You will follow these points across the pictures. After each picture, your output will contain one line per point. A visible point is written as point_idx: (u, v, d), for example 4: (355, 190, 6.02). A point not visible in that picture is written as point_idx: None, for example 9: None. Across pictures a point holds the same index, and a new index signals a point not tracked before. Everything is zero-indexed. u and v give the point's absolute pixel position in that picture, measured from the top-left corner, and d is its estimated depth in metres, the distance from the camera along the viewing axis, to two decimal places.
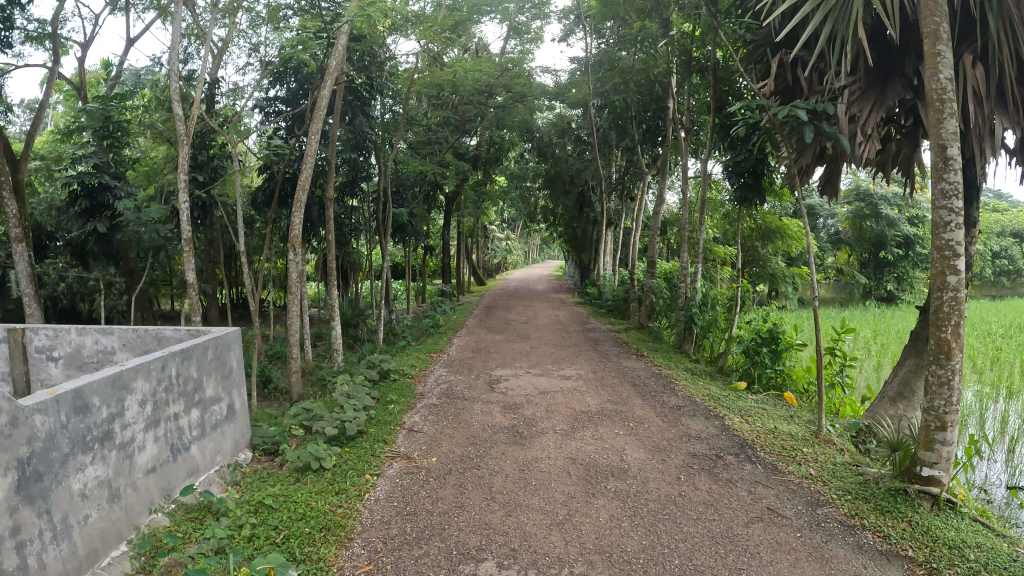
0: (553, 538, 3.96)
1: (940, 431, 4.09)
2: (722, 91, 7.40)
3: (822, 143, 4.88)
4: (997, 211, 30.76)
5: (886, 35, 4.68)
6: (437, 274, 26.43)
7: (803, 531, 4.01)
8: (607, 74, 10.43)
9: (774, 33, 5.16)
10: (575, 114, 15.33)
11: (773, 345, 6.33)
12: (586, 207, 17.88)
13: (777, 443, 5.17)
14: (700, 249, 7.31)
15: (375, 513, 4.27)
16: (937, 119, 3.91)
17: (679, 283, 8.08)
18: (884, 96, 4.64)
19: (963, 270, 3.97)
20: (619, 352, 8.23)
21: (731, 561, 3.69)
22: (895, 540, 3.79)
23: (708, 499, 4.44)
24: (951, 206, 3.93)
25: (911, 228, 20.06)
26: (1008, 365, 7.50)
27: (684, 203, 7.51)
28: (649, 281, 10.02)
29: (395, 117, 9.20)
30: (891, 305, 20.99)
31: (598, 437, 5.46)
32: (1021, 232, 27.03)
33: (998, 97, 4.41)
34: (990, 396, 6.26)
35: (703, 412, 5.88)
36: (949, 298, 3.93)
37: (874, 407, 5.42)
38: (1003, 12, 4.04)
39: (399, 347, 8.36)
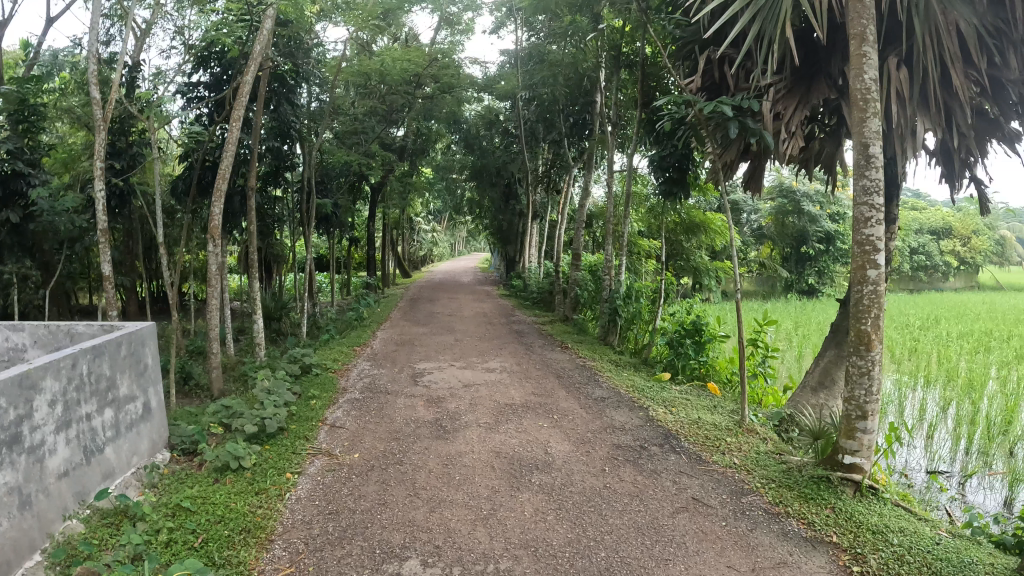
0: (478, 534, 3.94)
1: (862, 420, 4.32)
2: (649, 87, 7.52)
3: (746, 140, 5.02)
4: (915, 209, 32.16)
5: (812, 36, 4.83)
6: (364, 266, 26.09)
7: (729, 519, 4.14)
8: (535, 67, 10.43)
9: (703, 29, 5.24)
10: (504, 105, 14.91)
11: (696, 336, 6.45)
12: (512, 199, 17.89)
13: (700, 434, 5.28)
14: (624, 244, 7.27)
15: (296, 513, 4.15)
16: (862, 118, 4.15)
17: (604, 275, 8.16)
18: (808, 95, 4.80)
19: (882, 265, 4.26)
20: (543, 344, 8.25)
21: (659, 552, 3.75)
22: (819, 527, 3.99)
23: (633, 490, 4.53)
24: (872, 203, 4.23)
25: (831, 225, 20.79)
26: (925, 356, 7.84)
27: (611, 197, 7.50)
28: (574, 273, 10.07)
29: (320, 105, 8.99)
30: (811, 298, 21.73)
31: (524, 430, 5.46)
32: (940, 230, 29.16)
33: (921, 100, 4.53)
34: (908, 384, 6.53)
35: (627, 404, 5.96)
36: (870, 291, 4.22)
37: (796, 396, 5.58)
38: (929, 17, 4.15)
39: (322, 341, 8.18)
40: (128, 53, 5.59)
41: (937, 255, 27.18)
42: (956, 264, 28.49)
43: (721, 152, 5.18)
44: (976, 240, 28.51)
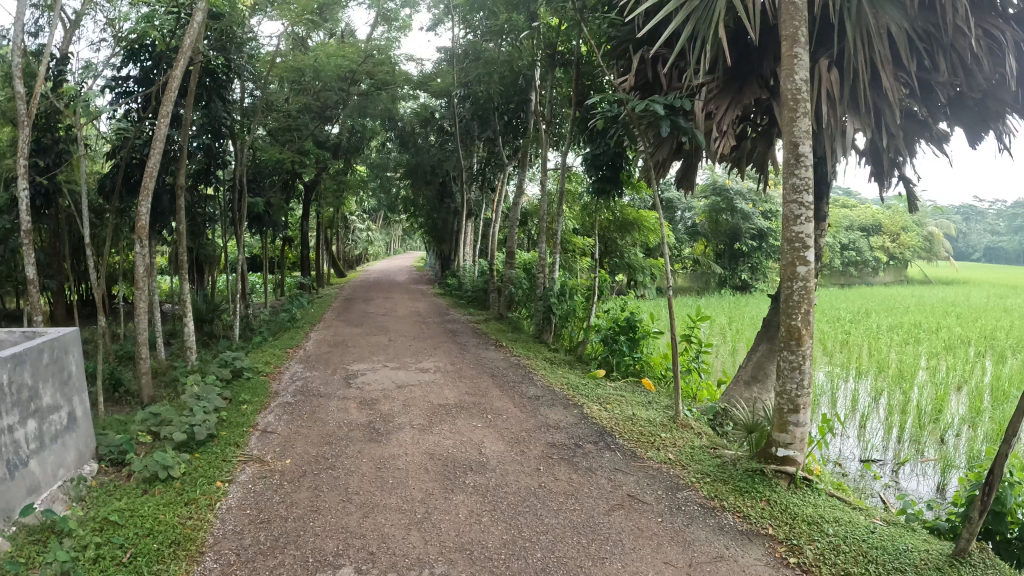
0: (413, 538, 3.94)
1: (794, 414, 4.45)
2: (584, 85, 7.57)
3: (678, 139, 5.10)
4: (847, 207, 33.34)
5: (745, 37, 4.92)
6: (298, 266, 25.65)
7: (664, 515, 4.28)
8: (470, 65, 10.38)
9: (637, 29, 5.29)
10: (437, 103, 15.05)
11: (630, 333, 6.52)
12: (447, 198, 17.87)
13: (635, 430, 5.35)
14: (558, 242, 7.29)
15: (228, 522, 3.98)
16: (792, 117, 4.27)
17: (538, 273, 8.18)
18: (740, 95, 4.89)
19: (812, 261, 4.39)
20: (477, 343, 8.20)
21: (594, 550, 3.85)
22: (755, 520, 4.14)
23: (567, 489, 4.59)
24: (802, 200, 4.34)
25: (763, 222, 21.44)
26: (856, 348, 8.15)
27: (545, 194, 7.50)
28: (509, 271, 10.07)
29: (253, 101, 8.75)
30: (743, 293, 22.27)
31: (459, 430, 5.40)
32: (869, 226, 30.52)
33: (851, 100, 4.63)
34: (840, 375, 6.78)
35: (561, 401, 6.00)
36: (800, 288, 4.34)
37: (730, 391, 5.73)
38: (860, 21, 4.23)
39: (252, 343, 7.97)
40: (53, 44, 5.33)
41: (867, 251, 28.40)
42: (886, 259, 29.80)
43: (655, 150, 5.26)
44: (905, 239, 29.83)
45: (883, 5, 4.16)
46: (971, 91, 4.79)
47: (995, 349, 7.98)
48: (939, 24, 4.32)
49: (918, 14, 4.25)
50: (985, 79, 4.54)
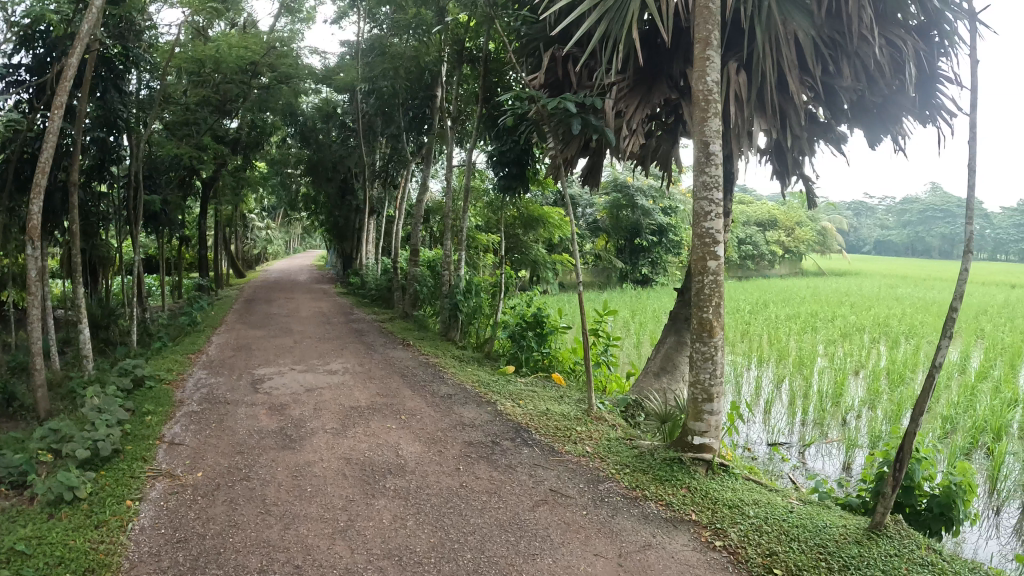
0: (338, 548, 3.79)
1: (709, 403, 4.71)
2: (492, 82, 7.75)
3: (588, 136, 5.40)
4: (744, 202, 35.33)
5: (656, 41, 5.31)
6: (195, 266, 24.72)
7: (588, 508, 4.36)
8: (376, 60, 10.27)
9: (548, 27, 5.55)
10: (340, 100, 15.37)
11: (538, 329, 6.85)
12: (348, 194, 17.96)
13: (550, 425, 5.55)
14: (462, 240, 7.24)
15: (143, 545, 3.71)
16: (703, 117, 4.50)
17: (443, 271, 8.27)
18: (650, 95, 5.25)
19: (721, 256, 4.61)
20: (384, 343, 8.24)
21: (524, 547, 3.86)
22: (678, 507, 4.31)
23: (490, 487, 4.59)
24: (711, 197, 4.54)
25: (663, 218, 22.29)
26: (755, 337, 9.02)
27: (449, 192, 7.45)
28: (414, 270, 10.12)
29: (151, 93, 8.37)
30: (645, 287, 23.20)
31: (373, 432, 5.33)
32: (764, 221, 32.93)
33: (759, 101, 5.14)
34: (743, 363, 7.56)
35: (475, 399, 6.13)
36: (711, 281, 4.55)
37: (640, 382, 6.24)
38: (769, 27, 4.72)
39: (151, 348, 7.57)
40: None
41: (765, 246, 30.84)
42: (782, 252, 32.29)
43: (564, 147, 5.52)
44: (799, 233, 32.71)
45: (791, 14, 4.66)
46: (871, 96, 5.35)
47: (889, 335, 9.04)
48: (842, 32, 4.86)
49: (824, 23, 4.75)
50: (884, 84, 5.08)
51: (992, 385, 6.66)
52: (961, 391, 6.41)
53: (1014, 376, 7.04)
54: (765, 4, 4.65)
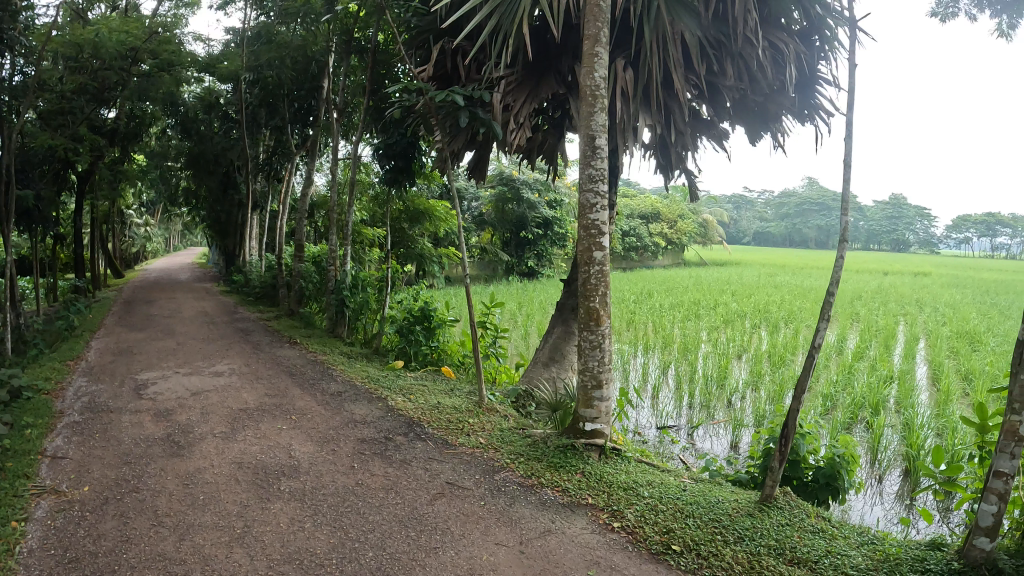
0: (237, 556, 3.57)
1: (598, 389, 4.90)
2: (378, 74, 7.83)
3: (474, 129, 5.51)
4: (626, 197, 36.81)
5: (546, 37, 5.52)
6: (70, 267, 23.51)
7: (486, 498, 4.39)
8: (262, 47, 10.48)
9: (439, 20, 5.69)
10: (224, 89, 14.83)
11: (426, 323, 6.99)
12: (230, 188, 17.31)
13: (442, 418, 5.59)
14: (348, 234, 7.72)
15: (31, 568, 3.40)
16: (590, 112, 4.65)
17: (328, 267, 8.35)
18: (537, 89, 5.43)
19: (605, 246, 4.79)
20: (270, 341, 8.36)
21: (425, 541, 3.81)
22: (573, 492, 4.43)
23: (386, 483, 4.52)
24: (597, 189, 4.70)
25: (548, 212, 22.68)
26: (641, 326, 9.72)
27: (332, 185, 7.94)
28: (297, 265, 10.33)
29: (23, 79, 7.97)
30: (530, 279, 23.47)
31: (264, 434, 5.17)
32: (648, 214, 33.90)
33: (644, 97, 5.46)
34: (631, 350, 8.17)
35: (365, 396, 6.08)
36: (597, 272, 4.74)
37: (529, 372, 6.59)
38: (657, 27, 5.01)
39: (26, 355, 7.13)
40: None
41: (646, 237, 32.02)
42: (665, 244, 33.58)
43: (450, 141, 5.62)
44: (680, 226, 34.15)
45: (680, 15, 4.96)
46: (752, 94, 5.75)
47: (769, 321, 10.09)
48: (727, 34, 5.24)
49: (710, 25, 5.09)
50: (764, 84, 5.51)
51: (866, 365, 7.57)
52: (839, 370, 7.29)
53: (887, 356, 7.99)
54: (654, 5, 4.93)
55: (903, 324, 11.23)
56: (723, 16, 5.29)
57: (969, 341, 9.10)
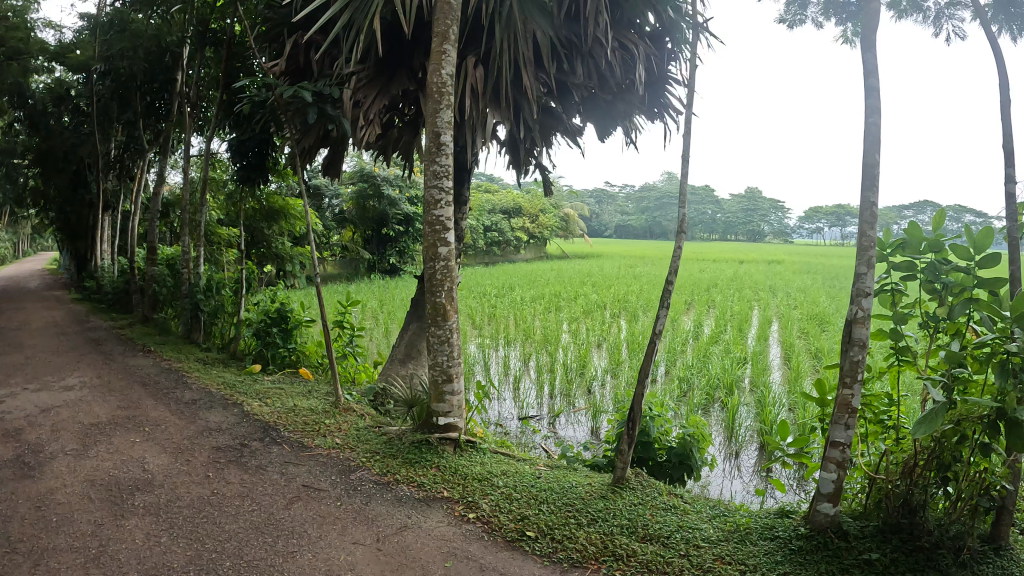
0: None
1: (449, 383, 5.15)
2: (233, 67, 7.58)
3: (324, 127, 5.42)
4: (489, 190, 37.00)
5: (397, 31, 5.32)
6: None
7: (341, 499, 4.39)
8: (115, 36, 10.01)
9: (292, 13, 5.54)
10: (75, 80, 14.28)
11: (282, 325, 6.87)
12: (80, 187, 16.42)
13: (298, 421, 5.48)
14: (201, 234, 7.46)
15: None
16: (435, 109, 4.79)
17: (181, 269, 8.06)
18: (389, 86, 5.34)
19: (449, 242, 5.05)
20: (124, 351, 7.97)
21: (282, 546, 3.76)
22: (429, 487, 4.61)
23: (242, 490, 4.37)
24: (441, 186, 4.91)
25: (410, 208, 22.38)
26: (499, 319, 9.90)
27: (186, 182, 7.58)
28: (150, 270, 9.89)
29: None
30: (392, 276, 23.32)
31: (115, 449, 4.91)
32: (509, 209, 34.42)
33: (495, 94, 5.43)
34: (491, 345, 8.28)
35: (220, 403, 5.89)
36: (443, 266, 5.01)
37: (386, 369, 6.53)
38: (509, 25, 4.98)
39: None
40: None
41: (508, 232, 32.47)
42: (527, 237, 34.23)
43: (301, 138, 5.51)
44: (544, 219, 34.90)
45: (532, 15, 4.96)
46: (603, 93, 5.86)
47: (626, 310, 10.50)
48: (580, 34, 5.29)
49: (561, 25, 5.13)
50: (614, 84, 5.61)
51: (721, 347, 8.04)
52: (694, 354, 7.66)
53: (740, 339, 8.49)
54: (506, 4, 4.90)
55: (757, 308, 11.96)
56: (576, 16, 5.33)
57: (818, 322, 9.75)
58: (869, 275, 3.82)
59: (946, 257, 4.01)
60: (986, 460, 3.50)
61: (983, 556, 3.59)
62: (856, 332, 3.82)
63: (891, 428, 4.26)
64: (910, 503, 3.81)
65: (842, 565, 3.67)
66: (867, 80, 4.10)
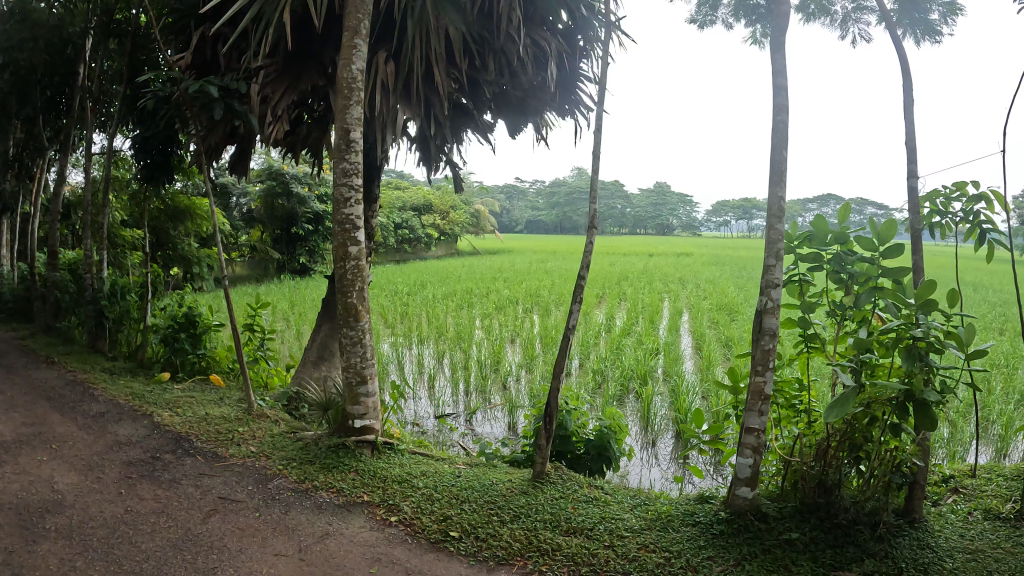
0: None
1: (363, 385, 5.02)
2: (138, 60, 7.16)
3: (231, 123, 5.27)
4: (399, 187, 36.43)
5: (305, 26, 5.21)
6: None
7: (259, 510, 4.22)
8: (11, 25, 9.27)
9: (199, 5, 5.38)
10: None
11: (191, 330, 6.67)
12: None
13: (211, 430, 5.25)
14: (105, 237, 7.22)
15: None
16: (345, 105, 4.66)
17: (83, 274, 7.61)
18: (298, 81, 5.25)
19: (360, 241, 4.90)
20: (25, 361, 7.43)
21: (202, 563, 3.58)
22: (348, 492, 4.50)
23: (157, 506, 4.14)
24: (352, 184, 4.77)
25: (320, 207, 21.72)
26: (413, 317, 9.80)
27: (88, 181, 7.23)
28: (52, 274, 9.33)
29: None
30: (302, 276, 22.48)
31: (21, 469, 4.57)
32: (420, 206, 33.87)
33: (406, 90, 5.36)
34: (404, 343, 8.19)
35: (129, 415, 5.56)
36: (353, 266, 4.85)
37: (298, 373, 6.36)
38: (422, 20, 4.92)
39: None
40: None
41: (420, 229, 31.93)
42: (437, 235, 33.84)
43: (207, 135, 5.34)
44: (454, 215, 34.68)
45: (444, 10, 4.92)
46: (515, 89, 5.86)
47: (539, 305, 10.61)
48: (493, 30, 5.27)
49: (474, 21, 5.11)
50: (526, 80, 5.62)
51: (634, 338, 8.25)
52: (608, 347, 7.80)
53: (651, 330, 8.71)
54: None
55: (667, 299, 12.30)
56: (488, 12, 5.32)
57: (727, 312, 10.09)
58: (778, 267, 3.93)
59: (851, 248, 4.21)
60: (896, 439, 3.59)
61: (898, 529, 3.82)
62: (767, 322, 3.95)
63: (802, 411, 4.47)
64: (825, 483, 3.97)
65: (764, 546, 3.77)
66: (775, 79, 4.24)
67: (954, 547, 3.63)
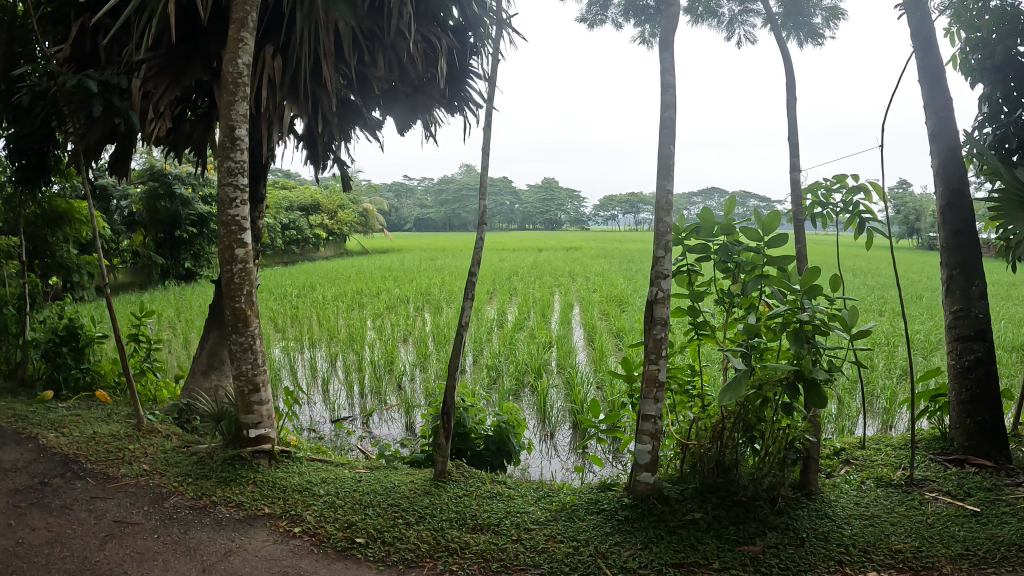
0: None
1: (255, 393, 4.84)
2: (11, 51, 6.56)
3: (110, 121, 4.98)
4: (285, 187, 34.71)
5: (188, 18, 5.05)
6: None
7: (158, 532, 3.98)
8: None
9: None
10: None
11: (74, 344, 6.44)
12: None
13: (100, 450, 4.91)
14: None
15: None
16: (230, 101, 4.46)
17: None
18: (181, 75, 5.09)
19: (246, 244, 4.69)
20: None
21: None
22: (249, 505, 4.32)
23: (50, 536, 3.83)
24: (236, 183, 4.55)
25: (205, 208, 20.53)
26: (304, 320, 9.58)
27: None
28: None
29: None
30: (188, 281, 21.14)
31: None
32: (308, 206, 32.51)
33: (293, 86, 5.24)
34: (296, 347, 8.03)
35: (12, 438, 5.09)
36: (240, 270, 4.63)
37: (187, 383, 6.13)
38: (311, 12, 4.88)
39: None
40: None
41: (307, 229, 30.89)
42: (326, 235, 32.87)
43: (84, 133, 5.04)
44: (341, 215, 33.85)
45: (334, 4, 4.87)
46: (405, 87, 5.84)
47: (430, 304, 10.66)
48: (384, 25, 5.24)
49: (364, 15, 5.07)
50: (415, 76, 5.61)
51: (526, 333, 8.44)
52: (501, 342, 7.93)
53: (543, 325, 8.95)
54: None
55: (556, 294, 12.65)
56: (378, 8, 5.29)
57: (616, 304, 10.47)
58: (666, 257, 4.04)
59: (737, 238, 4.38)
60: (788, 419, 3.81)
61: (796, 501, 4.07)
62: (657, 311, 4.01)
63: (696, 395, 4.65)
64: (723, 462, 4.16)
65: (669, 527, 3.85)
66: (664, 78, 4.39)
67: (850, 514, 3.91)
